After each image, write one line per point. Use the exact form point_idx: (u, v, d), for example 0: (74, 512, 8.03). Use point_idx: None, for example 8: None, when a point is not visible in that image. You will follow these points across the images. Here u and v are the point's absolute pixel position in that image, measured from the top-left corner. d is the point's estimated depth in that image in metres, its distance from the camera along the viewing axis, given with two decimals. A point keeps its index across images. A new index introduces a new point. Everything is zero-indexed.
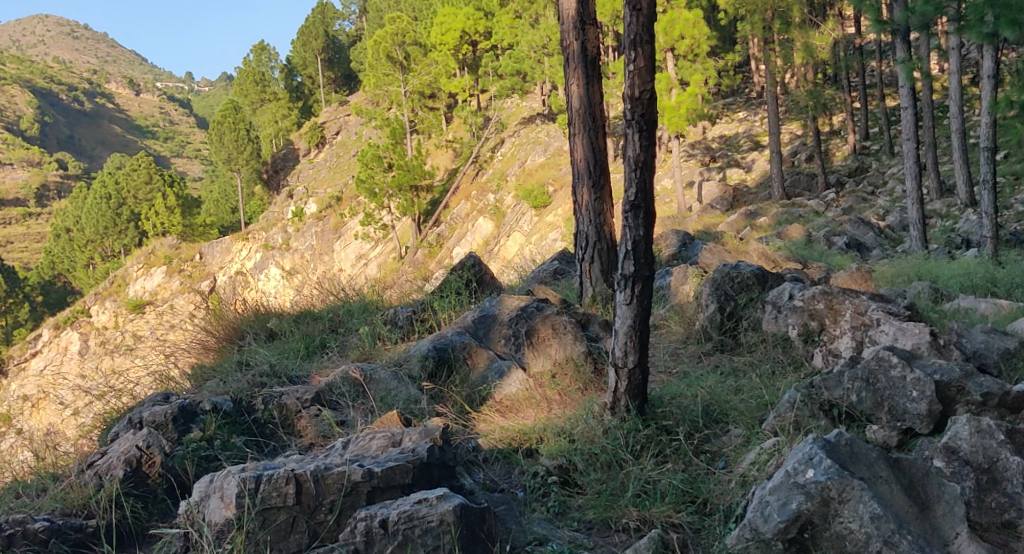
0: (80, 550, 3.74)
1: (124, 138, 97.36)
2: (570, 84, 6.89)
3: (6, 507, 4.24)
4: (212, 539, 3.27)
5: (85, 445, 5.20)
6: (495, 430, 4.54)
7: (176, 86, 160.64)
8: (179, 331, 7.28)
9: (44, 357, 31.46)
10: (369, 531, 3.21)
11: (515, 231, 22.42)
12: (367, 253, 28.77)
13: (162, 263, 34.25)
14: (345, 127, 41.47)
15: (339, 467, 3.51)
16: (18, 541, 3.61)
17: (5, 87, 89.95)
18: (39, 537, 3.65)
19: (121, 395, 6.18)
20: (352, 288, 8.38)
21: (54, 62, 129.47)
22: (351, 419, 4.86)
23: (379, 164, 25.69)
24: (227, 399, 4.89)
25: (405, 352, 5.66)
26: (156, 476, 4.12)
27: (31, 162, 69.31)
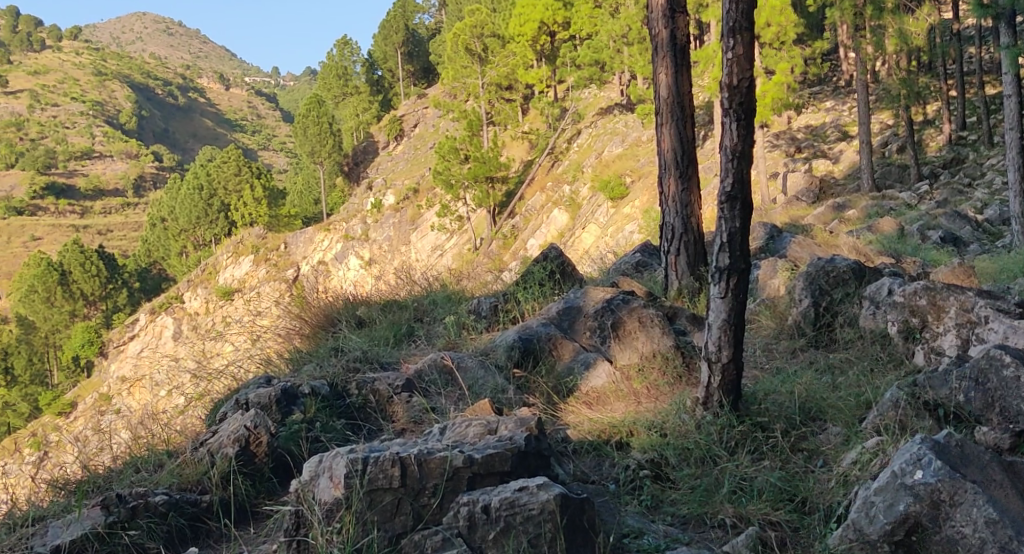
0: (196, 523, 3.95)
1: (214, 132, 100.37)
2: (658, 73, 6.82)
3: (126, 481, 4.51)
4: (322, 517, 3.36)
5: (191, 425, 5.43)
6: (584, 422, 4.58)
7: (264, 80, 164.43)
8: (270, 317, 7.50)
9: (140, 341, 33.15)
10: (472, 516, 3.30)
11: (590, 223, 22.34)
12: (443, 244, 29.04)
13: (249, 252, 35.17)
14: (423, 120, 41.79)
15: (441, 453, 3.58)
16: (142, 512, 3.84)
17: (105, 83, 93.83)
18: (160, 510, 3.87)
19: (224, 377, 6.45)
20: (433, 279, 8.51)
21: (151, 57, 134.24)
22: (442, 407, 4.98)
23: (455, 157, 26.13)
24: (324, 383, 5.07)
25: (491, 342, 5.73)
26: (263, 455, 4.31)
27: (129, 155, 72.12)
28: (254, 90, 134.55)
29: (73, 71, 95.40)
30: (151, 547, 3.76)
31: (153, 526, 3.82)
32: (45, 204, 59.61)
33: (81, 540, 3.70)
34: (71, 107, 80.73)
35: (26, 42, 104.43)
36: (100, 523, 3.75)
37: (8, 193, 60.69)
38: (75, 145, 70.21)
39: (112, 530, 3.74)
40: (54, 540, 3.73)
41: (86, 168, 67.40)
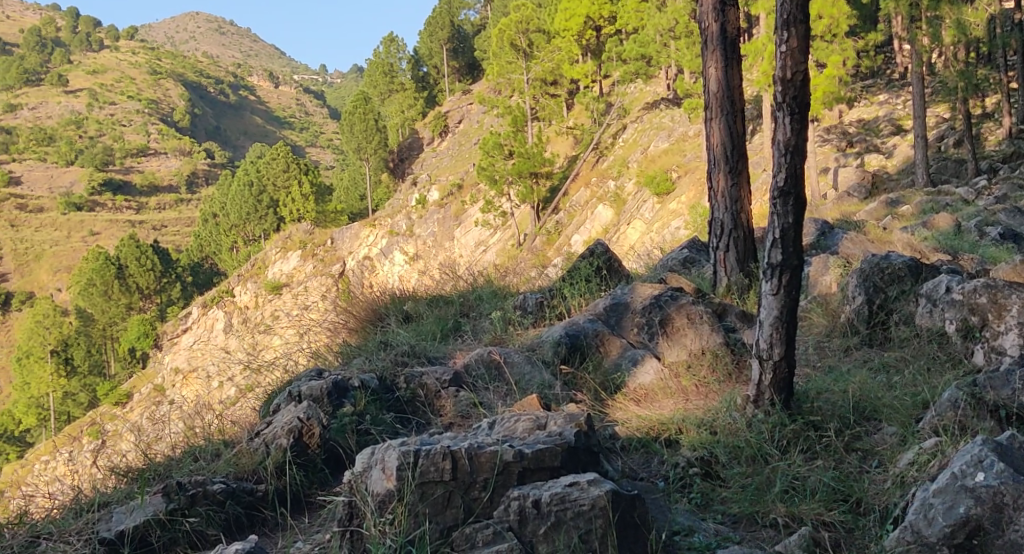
0: (252, 511, 4.14)
1: (264, 129, 101.68)
2: (708, 66, 6.75)
3: (185, 469, 4.66)
4: (374, 508, 3.42)
5: (245, 416, 5.52)
6: (632, 419, 4.57)
7: (312, 78, 166.08)
8: (317, 311, 7.58)
9: (192, 334, 33.81)
10: (522, 510, 3.33)
11: (635, 218, 22.23)
12: (487, 239, 29.12)
13: (298, 247, 35.56)
14: (468, 116, 41.88)
15: (491, 447, 3.62)
16: (200, 500, 4.01)
17: (160, 81, 95.58)
18: (218, 498, 4.05)
19: (275, 369, 6.58)
20: (478, 275, 8.54)
21: (204, 57, 136.48)
22: (489, 402, 5.02)
23: (500, 152, 26.02)
24: (373, 376, 5.15)
25: (538, 337, 5.73)
26: (315, 446, 4.48)
27: (183, 152, 73.36)
28: (302, 88, 136.02)
29: (129, 70, 97.37)
30: (210, 533, 3.94)
31: (211, 514, 3.99)
32: (102, 200, 60.99)
33: (144, 525, 3.86)
34: (127, 105, 82.40)
35: (84, 42, 106.78)
36: (162, 510, 3.92)
37: (68, 190, 62.20)
38: (131, 142, 71.70)
39: (172, 516, 3.91)
40: (119, 525, 3.90)
41: (142, 165, 68.75)
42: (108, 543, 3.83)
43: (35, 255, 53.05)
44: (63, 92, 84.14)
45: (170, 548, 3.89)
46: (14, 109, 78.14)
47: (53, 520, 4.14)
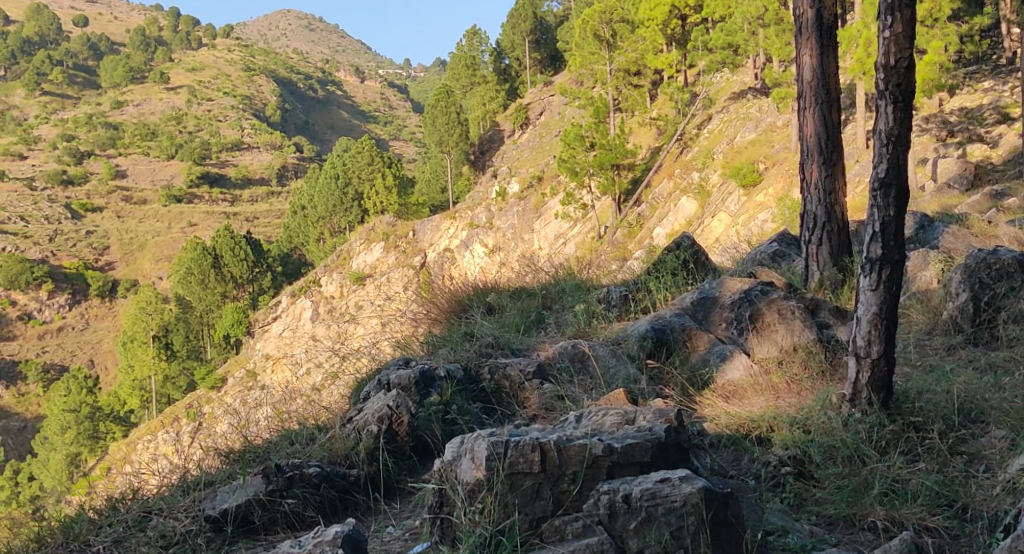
0: (346, 495, 4.36)
1: (350, 123, 103.53)
2: (802, 55, 6.58)
3: (282, 452, 4.86)
4: (465, 496, 3.60)
5: (338, 402, 5.72)
6: (721, 415, 4.53)
7: (395, 72, 167.73)
8: (402, 303, 7.73)
9: (282, 322, 34.84)
10: (612, 505, 3.43)
11: (721, 211, 21.87)
12: (567, 232, 29.10)
13: (381, 239, 36.11)
14: (549, 107, 41.54)
15: (581, 441, 3.72)
16: (297, 482, 4.23)
17: (254, 77, 97.82)
18: (313, 481, 4.27)
19: (363, 356, 6.73)
20: (559, 267, 8.54)
21: (294, 53, 139.50)
22: (573, 394, 5.07)
23: (581, 144, 26.00)
24: (458, 367, 5.32)
25: (623, 330, 5.73)
26: (404, 434, 4.69)
27: (274, 146, 74.81)
28: (387, 82, 137.68)
29: (225, 67, 99.98)
30: (307, 515, 4.17)
31: (307, 496, 4.22)
32: (200, 192, 62.79)
33: (245, 505, 4.11)
34: (223, 101, 84.44)
35: (184, 40, 109.89)
36: (262, 491, 4.16)
37: (168, 183, 64.38)
38: (227, 137, 73.71)
39: (272, 497, 4.14)
40: (222, 504, 4.16)
41: (236, 159, 70.57)
42: (213, 521, 4.09)
43: (139, 244, 55.18)
44: (163, 89, 86.69)
45: (270, 528, 4.13)
46: (119, 106, 80.82)
47: (162, 496, 4.39)
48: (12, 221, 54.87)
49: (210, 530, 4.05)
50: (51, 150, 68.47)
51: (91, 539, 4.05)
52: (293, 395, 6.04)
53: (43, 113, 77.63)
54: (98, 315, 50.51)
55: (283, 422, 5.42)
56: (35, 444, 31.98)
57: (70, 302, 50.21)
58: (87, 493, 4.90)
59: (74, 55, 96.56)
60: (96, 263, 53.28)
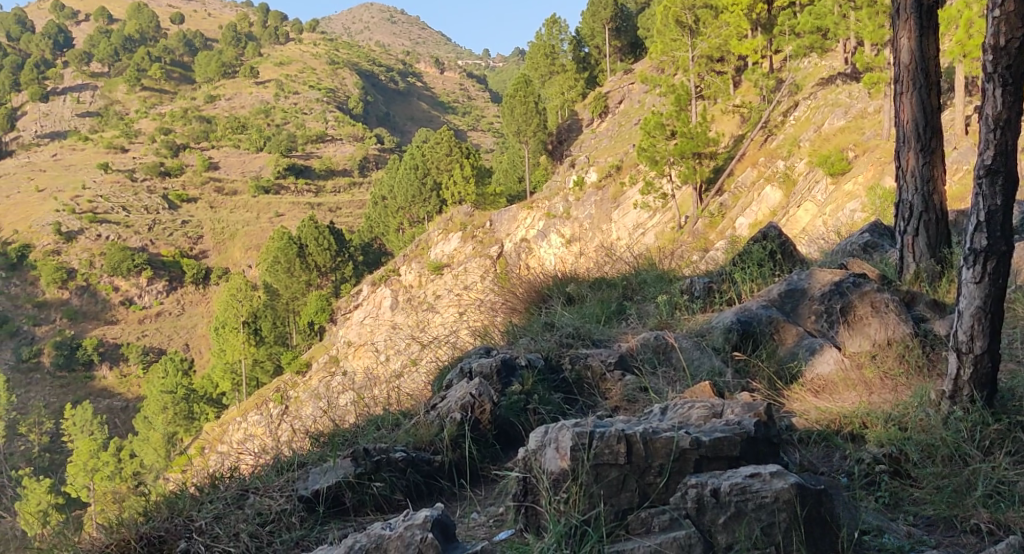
0: (431, 480, 4.58)
1: (429, 114, 104.49)
2: (900, 37, 6.32)
3: (369, 436, 5.09)
4: (550, 486, 3.63)
5: (422, 393, 5.97)
6: (812, 411, 4.46)
7: (475, 63, 167.99)
8: (482, 295, 7.84)
9: (363, 310, 35.72)
10: (700, 498, 3.41)
11: (807, 200, 21.44)
12: (646, 222, 28.81)
13: (458, 229, 36.31)
14: (630, 95, 40.75)
15: (667, 433, 3.75)
16: (384, 466, 4.46)
17: (338, 71, 99.20)
18: (399, 465, 4.49)
19: (445, 346, 6.91)
20: (639, 257, 8.52)
21: (376, 46, 141.17)
22: (655, 387, 5.12)
23: (662, 132, 25.69)
24: (540, 357, 5.51)
25: (709, 322, 5.74)
26: (486, 421, 4.87)
27: (357, 138, 75.74)
28: (466, 72, 137.96)
29: (311, 61, 101.76)
30: (395, 498, 4.38)
31: (394, 479, 4.44)
32: (286, 183, 64.22)
33: (336, 486, 4.34)
34: (309, 95, 85.78)
35: (273, 35, 112.44)
36: (351, 473, 4.39)
37: (256, 174, 66.01)
38: (312, 129, 75.01)
39: (360, 479, 4.37)
40: (314, 485, 4.40)
41: (321, 151, 71.77)
42: (306, 501, 4.31)
43: (230, 234, 56.76)
44: (253, 83, 88.71)
45: (360, 509, 4.34)
46: (212, 100, 82.96)
47: (258, 476, 4.64)
48: (114, 211, 57.51)
49: (304, 509, 4.27)
50: (150, 143, 70.93)
51: (193, 514, 4.23)
52: (378, 383, 6.26)
53: (142, 107, 80.59)
54: (193, 301, 52.23)
55: (368, 409, 5.68)
56: (135, 420, 34.07)
57: (167, 288, 52.27)
58: (186, 471, 5.19)
59: (170, 51, 99.94)
60: (190, 252, 54.99)
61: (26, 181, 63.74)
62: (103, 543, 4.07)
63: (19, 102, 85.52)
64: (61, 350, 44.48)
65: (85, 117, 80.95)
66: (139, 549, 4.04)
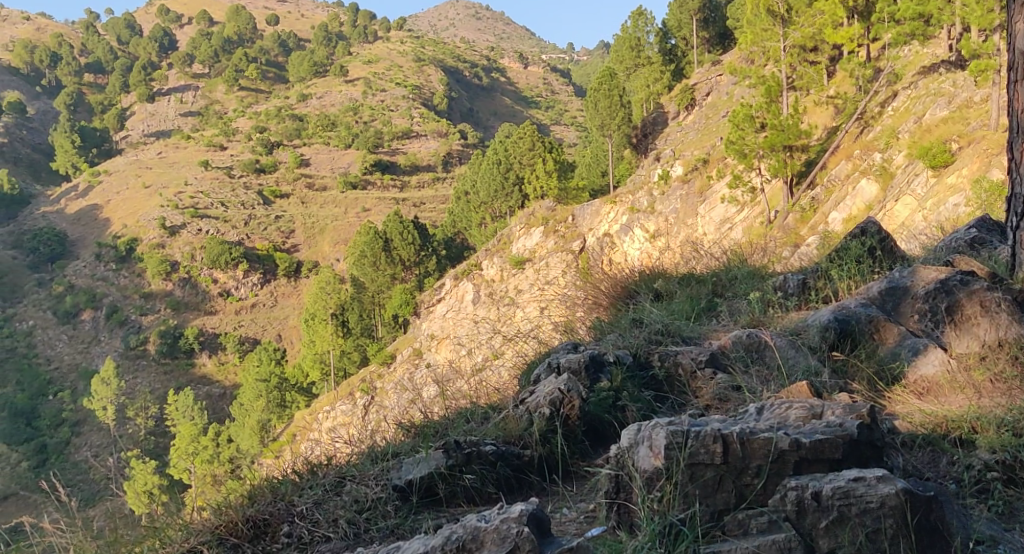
0: (519, 473, 5.29)
1: (513, 109, 104.60)
2: (1016, 22, 6.10)
3: (459, 428, 5.81)
4: (644, 484, 4.13)
5: (510, 389, 6.54)
6: (915, 414, 4.71)
7: (560, 58, 167.13)
8: (565, 299, 7.95)
9: (446, 304, 36.30)
10: (801, 501, 3.83)
11: (905, 193, 20.77)
12: (733, 216, 28.34)
13: (540, 224, 36.31)
14: (717, 87, 39.51)
15: (766, 435, 4.17)
16: (475, 459, 5.22)
17: (424, 67, 99.85)
18: (489, 459, 5.24)
19: (528, 341, 7.42)
20: (727, 252, 8.48)
21: (461, 42, 141.75)
22: (744, 385, 5.41)
23: (751, 124, 25.26)
24: (628, 353, 6.06)
25: (806, 320, 5.90)
26: (574, 417, 5.49)
27: (441, 134, 76.21)
28: (550, 67, 137.38)
29: (398, 59, 102.82)
30: (486, 490, 5.13)
31: (485, 472, 5.19)
32: (373, 179, 65.20)
33: (428, 476, 5.11)
34: (395, 91, 86.54)
35: (362, 34, 114.48)
36: (442, 465, 5.14)
37: (345, 170, 67.10)
38: (397, 125, 75.85)
39: (451, 471, 5.13)
40: (407, 475, 5.17)
41: (406, 147, 72.58)
42: (400, 490, 5.11)
43: (320, 229, 57.99)
44: (343, 81, 90.10)
45: (452, 500, 5.10)
46: (304, 98, 84.52)
47: (354, 464, 5.49)
48: (214, 206, 59.52)
49: (398, 498, 5.07)
50: (246, 141, 72.98)
51: (295, 500, 5.12)
52: (462, 377, 6.73)
53: (239, 106, 83.01)
54: (285, 294, 53.34)
55: (452, 401, 6.39)
56: (233, 407, 35.26)
57: (261, 281, 53.47)
58: (281, 456, 6.16)
59: (266, 51, 102.55)
60: (283, 246, 56.24)
61: (133, 178, 66.68)
62: (215, 523, 4.97)
63: (127, 103, 89.48)
64: (165, 338, 46.29)
65: (187, 116, 84.08)
66: (246, 531, 4.93)
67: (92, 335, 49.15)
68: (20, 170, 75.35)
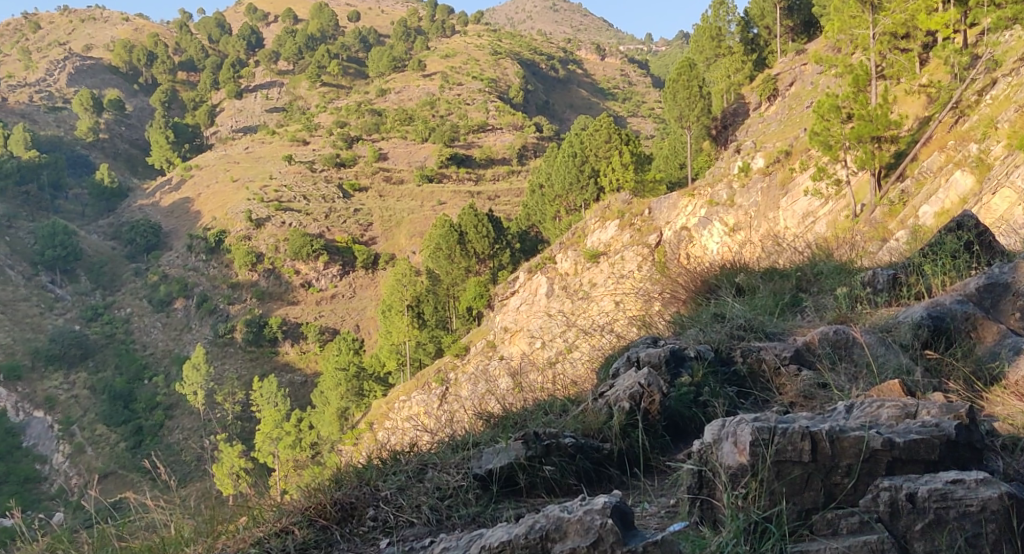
0: (599, 466, 5.32)
1: (589, 102, 103.82)
2: None
3: (538, 421, 5.88)
4: (730, 481, 4.44)
5: (589, 384, 6.56)
6: (1013, 416, 4.92)
7: (636, 49, 164.94)
8: (642, 296, 7.88)
9: (519, 297, 36.42)
10: (893, 502, 4.21)
11: (1004, 187, 19.94)
12: (817, 210, 27.77)
13: (616, 217, 36.03)
14: (801, 77, 38.34)
15: (857, 434, 4.48)
16: (554, 451, 5.27)
17: (500, 60, 99.78)
18: (569, 451, 5.27)
19: (604, 334, 7.43)
20: (810, 248, 8.32)
21: (538, 34, 141.20)
22: (830, 382, 5.59)
23: (837, 115, 24.64)
24: (710, 348, 6.17)
25: (898, 317, 6.09)
26: (656, 411, 5.57)
27: (516, 127, 76.12)
28: (628, 58, 135.65)
29: (475, 52, 102.95)
30: (566, 482, 5.17)
31: (564, 464, 5.23)
32: (449, 172, 65.55)
33: (507, 467, 5.19)
34: (472, 85, 86.71)
35: (441, 28, 115.16)
36: (522, 456, 5.21)
37: (422, 164, 67.56)
38: (473, 119, 76.13)
39: (531, 462, 5.20)
40: (487, 465, 5.25)
41: (482, 140, 72.77)
42: (480, 479, 5.19)
43: (396, 222, 58.43)
44: (421, 76, 90.72)
45: (532, 491, 5.16)
46: (383, 93, 85.41)
47: (435, 453, 5.59)
48: (297, 199, 60.91)
49: (478, 487, 5.16)
50: (328, 136, 74.21)
51: (380, 485, 5.24)
52: (536, 370, 6.79)
53: (321, 102, 84.45)
54: (364, 285, 54.02)
55: (528, 395, 6.42)
56: (315, 396, 36.07)
57: (341, 272, 54.20)
58: (359, 446, 6.27)
59: (347, 47, 104.10)
60: (361, 238, 57.01)
61: (222, 171, 68.69)
62: (305, 506, 5.11)
63: (217, 99, 92.16)
64: (250, 327, 47.56)
65: (272, 112, 86.13)
66: (334, 513, 5.05)
67: (184, 323, 50.97)
68: (119, 164, 78.58)
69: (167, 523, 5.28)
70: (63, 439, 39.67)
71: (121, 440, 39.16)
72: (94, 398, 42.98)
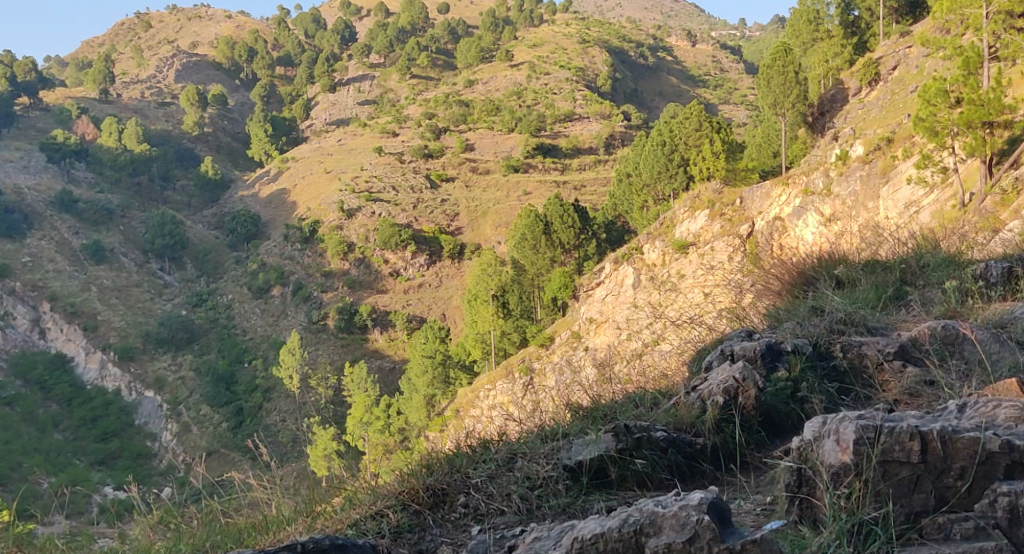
0: (690, 460, 5.23)
1: (678, 89, 102.08)
2: None
3: (628, 413, 5.81)
4: (830, 479, 4.32)
5: (680, 376, 6.44)
6: None
7: (728, 33, 161.23)
8: (736, 287, 7.69)
9: (605, 288, 36.15)
10: (1012, 508, 4.02)
11: None
12: (920, 199, 26.73)
13: (705, 206, 35.38)
14: (904, 60, 36.76)
15: (971, 435, 4.30)
16: (645, 444, 5.18)
17: (589, 49, 98.99)
18: (660, 445, 5.19)
19: (694, 326, 7.29)
20: (913, 238, 7.98)
21: (627, 21, 139.61)
22: (938, 379, 5.37)
23: (944, 100, 23.82)
24: (808, 342, 6.01)
25: (1013, 314, 5.82)
26: (752, 406, 5.44)
27: (604, 115, 75.43)
28: (719, 43, 132.77)
29: (564, 40, 102.16)
30: (658, 475, 5.09)
31: (655, 458, 5.14)
32: (535, 162, 65.32)
33: (598, 458, 5.14)
34: (560, 74, 86.31)
35: (529, 18, 115.06)
36: (612, 448, 5.16)
37: (508, 154, 67.41)
38: (561, 108, 75.77)
39: (622, 455, 5.13)
40: (578, 456, 5.22)
41: (568, 129, 72.38)
42: (570, 471, 5.16)
43: (482, 212, 58.57)
44: (509, 66, 90.80)
45: (622, 484, 5.10)
46: (472, 84, 85.83)
47: (524, 442, 5.58)
48: (387, 190, 61.99)
49: (568, 478, 5.13)
50: (417, 126, 75.00)
51: (470, 472, 5.27)
52: (624, 362, 6.67)
53: (412, 93, 85.35)
54: (449, 274, 54.27)
55: (615, 386, 6.33)
56: (403, 383, 36.63)
57: (428, 262, 54.71)
58: (445, 433, 6.31)
59: (437, 39, 104.95)
60: (448, 228, 57.54)
61: (317, 163, 70.25)
62: (398, 491, 5.16)
63: (312, 92, 94.27)
64: (342, 314, 48.48)
65: (364, 104, 87.57)
66: (426, 499, 5.10)
67: (281, 310, 52.20)
68: (221, 156, 81.19)
69: (268, 502, 5.46)
70: (171, 418, 41.49)
71: (223, 421, 40.49)
72: (198, 379, 44.54)
